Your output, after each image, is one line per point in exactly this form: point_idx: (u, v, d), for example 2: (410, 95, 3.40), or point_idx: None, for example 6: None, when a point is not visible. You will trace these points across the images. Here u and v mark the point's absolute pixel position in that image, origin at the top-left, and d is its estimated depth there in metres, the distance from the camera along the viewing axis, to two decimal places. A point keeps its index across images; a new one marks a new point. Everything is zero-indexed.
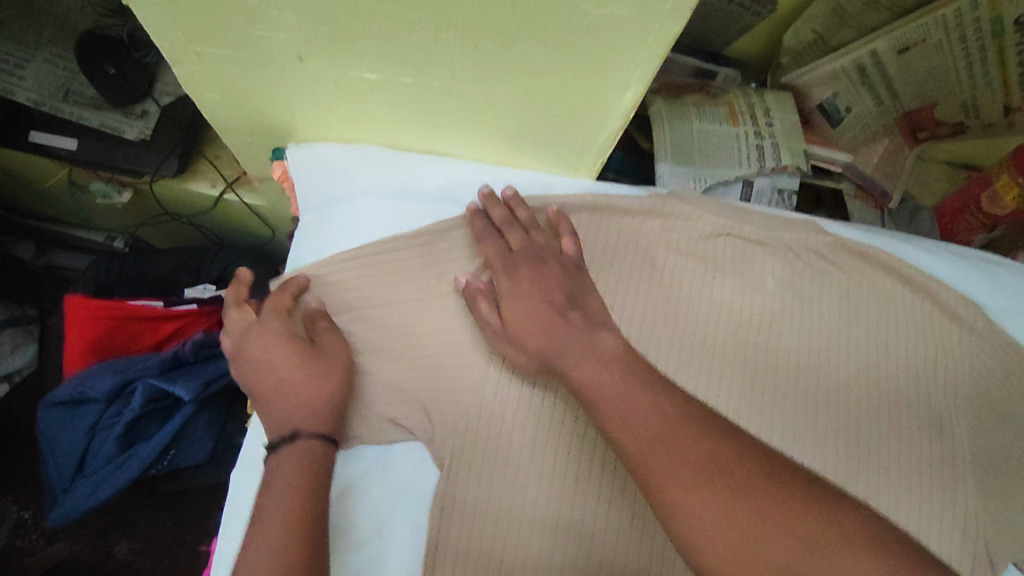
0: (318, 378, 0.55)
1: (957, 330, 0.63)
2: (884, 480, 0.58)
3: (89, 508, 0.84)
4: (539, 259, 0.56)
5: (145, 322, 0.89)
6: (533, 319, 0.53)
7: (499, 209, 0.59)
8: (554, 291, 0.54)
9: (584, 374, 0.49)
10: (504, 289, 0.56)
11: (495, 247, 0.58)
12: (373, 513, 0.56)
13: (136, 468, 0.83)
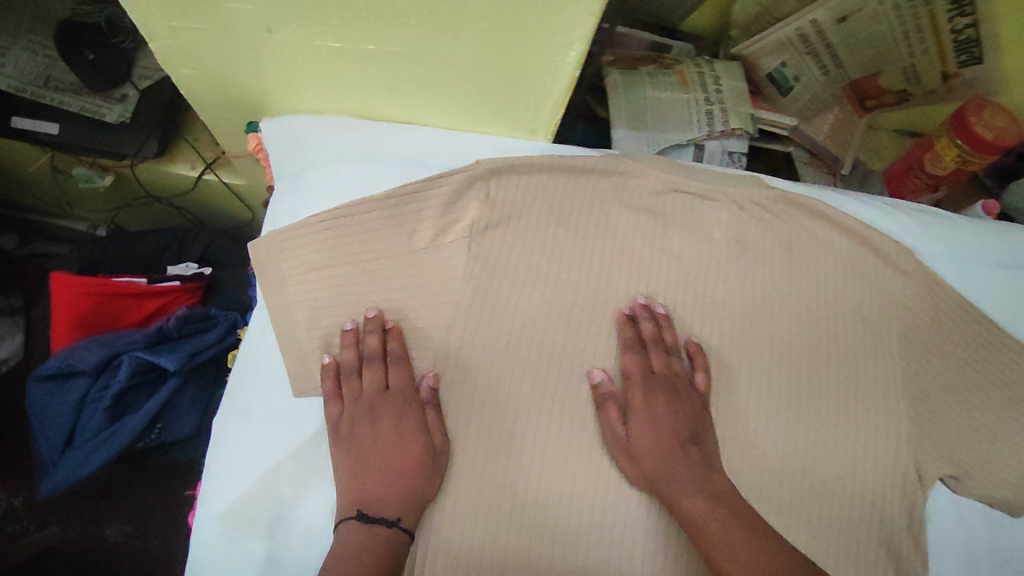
0: (386, 464, 0.57)
1: (890, 273, 0.69)
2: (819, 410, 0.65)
3: (79, 478, 0.87)
4: (675, 390, 0.62)
5: (130, 299, 0.92)
6: (658, 447, 0.59)
7: (650, 324, 0.64)
8: (673, 418, 0.61)
9: (695, 510, 0.56)
10: (635, 406, 0.62)
11: (375, 372, 0.60)
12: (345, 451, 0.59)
13: (124, 439, 0.86)
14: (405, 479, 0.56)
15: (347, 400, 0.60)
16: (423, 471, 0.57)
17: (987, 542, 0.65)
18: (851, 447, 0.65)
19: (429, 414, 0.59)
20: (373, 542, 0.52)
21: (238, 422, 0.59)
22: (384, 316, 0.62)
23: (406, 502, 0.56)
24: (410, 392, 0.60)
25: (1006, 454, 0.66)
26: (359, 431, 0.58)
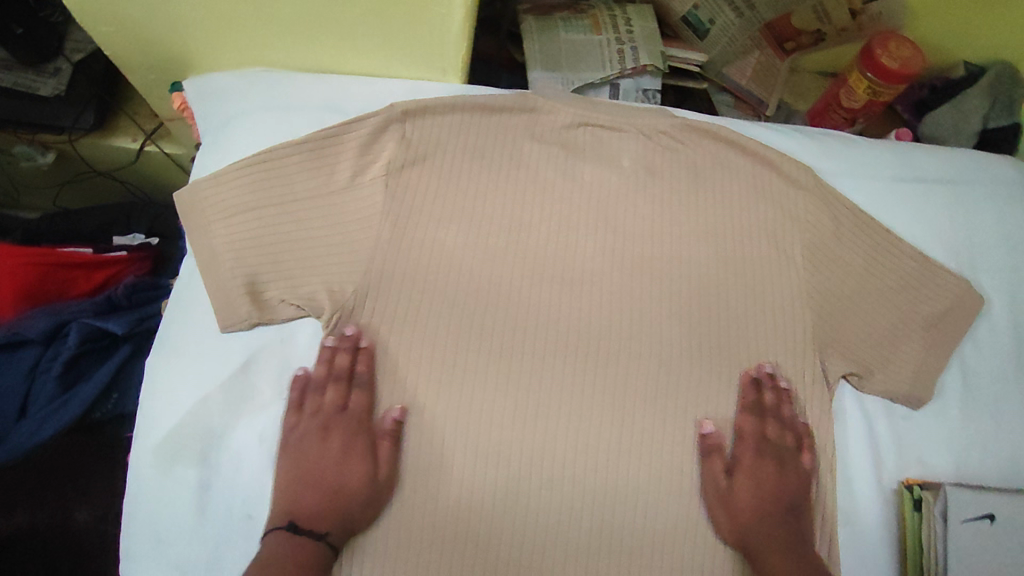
0: (329, 485, 0.58)
1: (791, 192, 0.73)
2: (730, 323, 0.69)
3: (31, 446, 0.86)
4: (783, 459, 0.66)
5: (77, 269, 0.94)
6: (758, 505, 0.63)
7: (771, 391, 0.67)
8: (781, 486, 0.64)
9: (779, 571, 0.60)
10: (742, 465, 0.65)
11: (337, 392, 0.61)
12: (272, 379, 0.62)
13: (78, 405, 0.88)
14: (345, 500, 0.58)
15: (304, 415, 0.61)
16: (366, 498, 0.58)
17: (890, 432, 0.69)
18: (761, 355, 0.69)
19: (383, 444, 0.60)
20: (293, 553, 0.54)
21: (168, 360, 0.62)
22: (362, 335, 0.63)
23: (337, 518, 0.57)
24: (363, 420, 0.61)
25: (906, 351, 0.71)
26: (306, 447, 0.60)
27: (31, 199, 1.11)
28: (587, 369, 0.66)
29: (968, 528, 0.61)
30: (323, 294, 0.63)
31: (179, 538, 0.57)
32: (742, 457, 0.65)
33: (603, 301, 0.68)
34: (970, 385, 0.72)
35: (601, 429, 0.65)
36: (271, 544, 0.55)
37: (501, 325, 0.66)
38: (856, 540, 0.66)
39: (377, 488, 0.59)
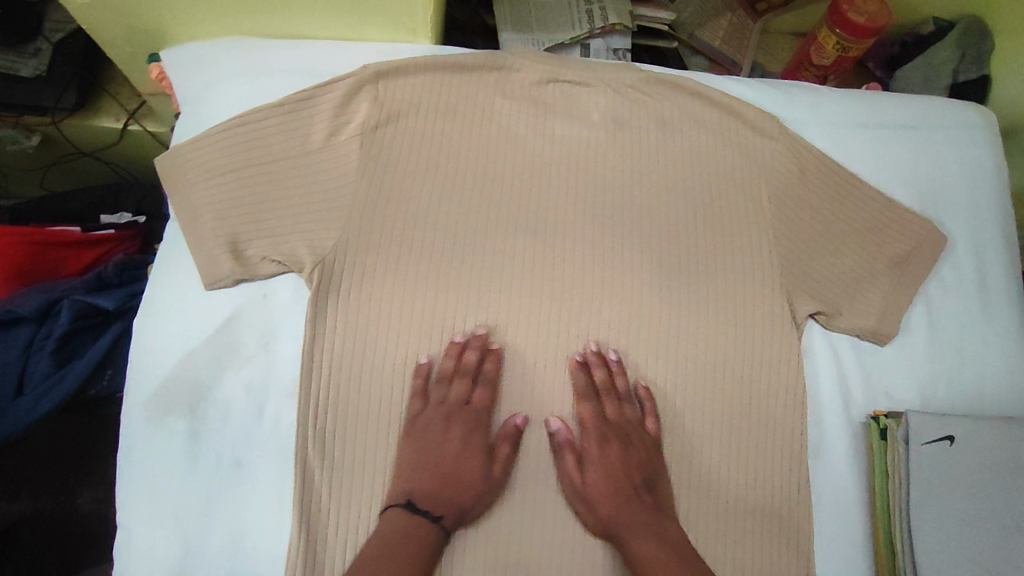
0: (465, 472, 0.61)
1: (759, 140, 0.76)
2: (701, 268, 0.71)
3: (27, 426, 0.85)
4: (627, 439, 0.65)
5: (66, 249, 0.95)
6: (617, 486, 0.62)
7: (600, 370, 0.67)
8: (618, 471, 0.63)
9: (643, 556, 0.58)
10: (589, 452, 0.64)
11: (476, 387, 0.65)
12: (256, 334, 0.63)
13: (72, 382, 0.87)
14: (460, 490, 0.60)
15: (428, 403, 0.63)
16: (479, 494, 0.62)
17: (858, 368, 0.72)
18: (732, 298, 0.71)
19: (502, 447, 0.63)
20: (408, 535, 0.57)
21: (153, 320, 0.64)
22: (490, 337, 0.67)
23: (444, 507, 0.60)
24: (485, 416, 0.64)
25: (873, 291, 0.73)
26: (430, 435, 0.62)
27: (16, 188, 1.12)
28: (563, 315, 0.68)
29: (928, 450, 0.62)
30: (303, 250, 0.64)
31: (171, 488, 0.59)
32: (584, 450, 0.64)
33: (577, 251, 0.70)
34: (935, 321, 0.75)
35: (578, 371, 0.67)
36: (388, 525, 0.57)
37: (480, 276, 0.68)
38: (826, 474, 0.69)
39: (488, 483, 0.62)
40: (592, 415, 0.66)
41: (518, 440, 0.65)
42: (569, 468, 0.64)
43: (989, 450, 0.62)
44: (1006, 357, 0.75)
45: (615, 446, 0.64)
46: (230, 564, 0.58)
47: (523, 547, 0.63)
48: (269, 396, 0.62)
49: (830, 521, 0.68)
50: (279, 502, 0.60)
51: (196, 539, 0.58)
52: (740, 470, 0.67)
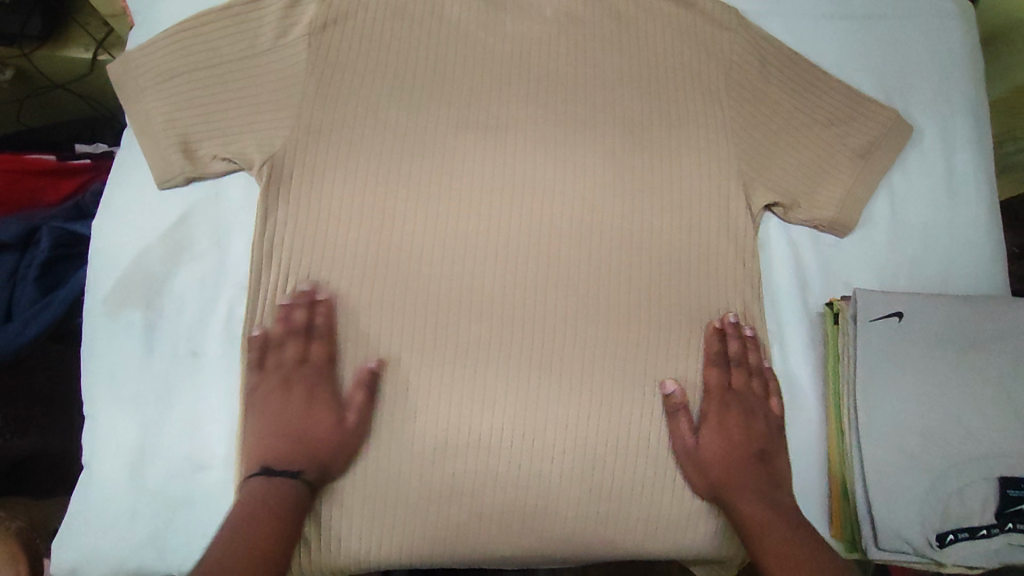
0: (327, 425, 0.59)
1: (716, 31, 0.73)
2: (658, 160, 0.70)
3: (19, 346, 0.90)
4: (752, 409, 0.65)
5: (44, 177, 0.96)
6: (730, 453, 0.62)
7: (736, 341, 0.66)
8: (728, 442, 0.63)
9: (753, 518, 0.59)
10: (708, 421, 0.64)
11: (295, 347, 0.61)
12: (209, 230, 0.65)
13: (59, 307, 0.91)
14: (321, 446, 0.58)
15: (265, 373, 0.61)
16: (336, 446, 0.59)
17: (816, 260, 0.72)
18: (687, 190, 0.70)
19: (355, 396, 0.61)
20: (280, 498, 0.54)
21: (112, 220, 0.65)
22: (317, 290, 0.63)
23: (317, 468, 0.58)
24: (320, 373, 0.61)
25: (835, 181, 0.72)
26: (272, 399, 0.60)
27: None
28: (517, 209, 0.68)
29: (877, 327, 0.61)
30: (253, 149, 0.65)
31: (131, 377, 0.61)
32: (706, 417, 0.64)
33: (529, 146, 0.69)
34: (897, 211, 0.74)
35: (530, 263, 0.66)
36: (263, 489, 0.54)
37: (428, 170, 0.67)
38: (781, 361, 0.69)
39: (352, 444, 0.60)
40: (717, 387, 0.65)
41: (376, 385, 0.62)
42: (687, 428, 0.63)
43: (937, 324, 0.61)
44: (971, 248, 0.73)
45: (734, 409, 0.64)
46: (188, 446, 0.60)
47: (476, 436, 0.63)
48: (223, 289, 0.64)
49: (787, 409, 0.68)
50: (234, 389, 0.62)
51: (156, 424, 0.60)
52: (697, 359, 0.67)
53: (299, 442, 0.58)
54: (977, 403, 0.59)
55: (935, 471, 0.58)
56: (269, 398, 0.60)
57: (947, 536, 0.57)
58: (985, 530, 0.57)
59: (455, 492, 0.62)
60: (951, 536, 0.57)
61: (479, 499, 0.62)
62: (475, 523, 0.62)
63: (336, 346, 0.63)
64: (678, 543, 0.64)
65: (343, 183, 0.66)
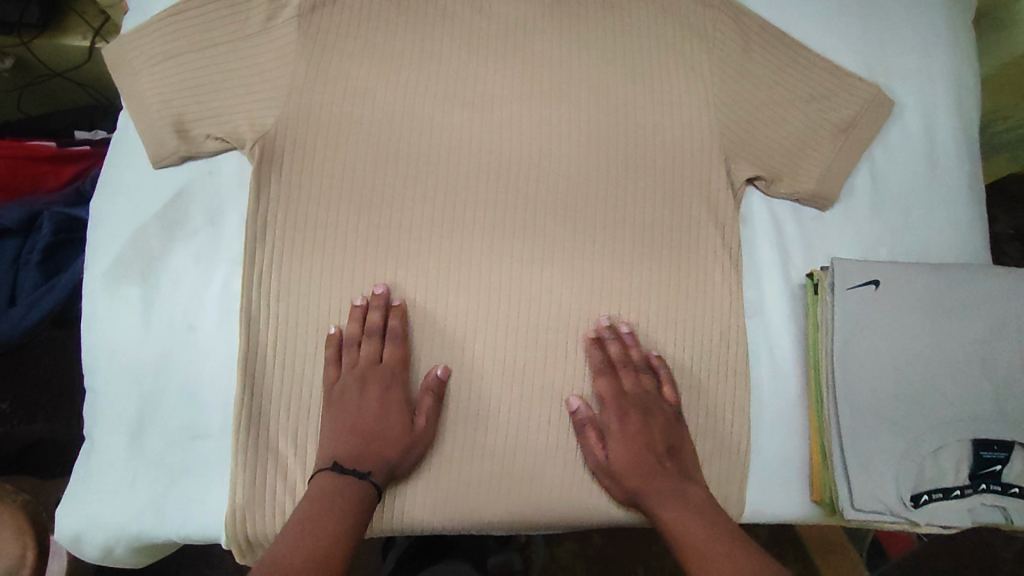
0: (399, 430, 0.62)
1: (700, 9, 0.75)
2: (642, 138, 0.72)
3: (24, 330, 0.93)
4: (648, 409, 0.65)
5: (45, 164, 0.98)
6: (638, 457, 0.63)
7: (615, 343, 0.66)
8: (626, 446, 0.63)
9: (671, 518, 0.59)
10: (609, 431, 0.64)
11: (372, 346, 0.64)
12: (203, 206, 0.67)
13: (61, 291, 0.94)
14: (388, 447, 0.61)
15: (343, 368, 0.64)
16: (404, 447, 0.62)
17: (798, 232, 0.73)
18: (670, 165, 0.71)
19: (425, 399, 0.63)
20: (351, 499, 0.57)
21: (109, 198, 0.67)
22: (391, 293, 0.66)
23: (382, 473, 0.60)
24: (401, 373, 0.64)
25: (816, 155, 0.73)
26: (348, 398, 0.63)
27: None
28: (504, 186, 0.69)
29: (855, 295, 0.62)
30: (245, 129, 0.67)
31: (128, 349, 0.63)
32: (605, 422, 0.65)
33: (515, 124, 0.71)
34: (879, 184, 0.75)
35: (517, 238, 0.68)
36: (334, 489, 0.57)
37: (418, 150, 0.69)
38: (764, 330, 0.71)
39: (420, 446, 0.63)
40: (613, 395, 0.65)
41: (443, 390, 0.64)
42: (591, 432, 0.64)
43: (913, 291, 0.62)
44: (951, 219, 0.75)
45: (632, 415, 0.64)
46: (185, 415, 0.62)
47: (466, 406, 0.65)
48: (217, 264, 0.66)
49: (768, 376, 0.69)
50: (229, 360, 0.64)
51: (153, 394, 0.62)
52: (679, 330, 0.69)
53: (371, 441, 0.61)
54: (952, 367, 0.61)
55: (907, 434, 0.60)
56: (360, 395, 0.63)
57: (922, 497, 0.59)
58: (958, 491, 0.59)
59: (444, 458, 0.64)
60: (926, 497, 0.59)
61: (468, 464, 0.64)
62: (464, 490, 0.64)
63: (410, 349, 0.66)
64: None
65: (334, 163, 0.67)
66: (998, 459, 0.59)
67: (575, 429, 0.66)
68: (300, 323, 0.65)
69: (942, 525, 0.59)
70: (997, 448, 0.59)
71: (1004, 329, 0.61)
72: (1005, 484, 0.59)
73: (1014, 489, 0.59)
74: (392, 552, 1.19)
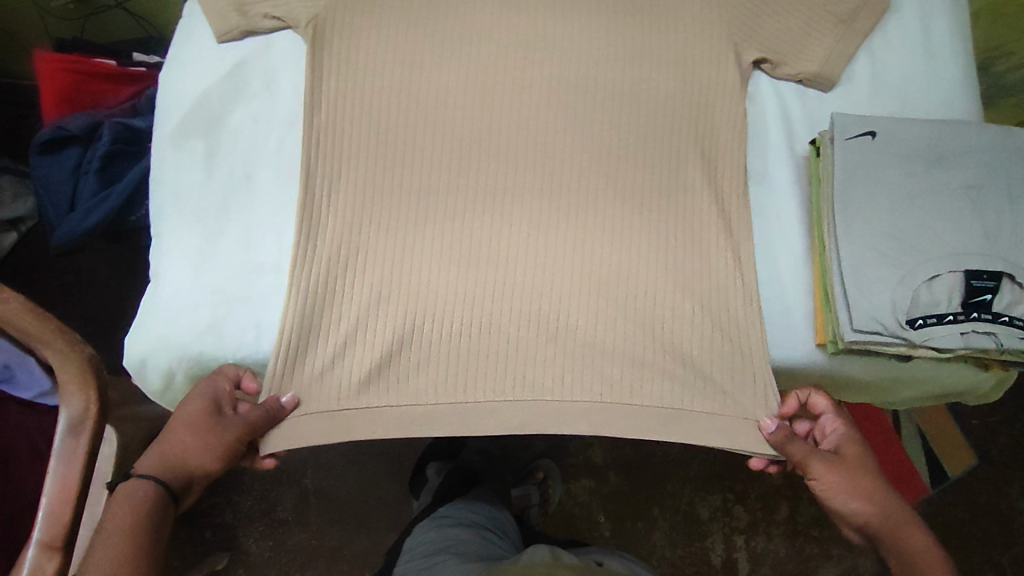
0: (186, 421, 0.64)
1: None
2: (659, 27, 0.77)
3: (83, 232, 0.99)
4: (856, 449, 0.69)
5: (106, 82, 1.06)
6: (855, 486, 0.66)
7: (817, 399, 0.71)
8: (854, 468, 0.67)
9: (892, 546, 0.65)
10: (831, 461, 0.68)
11: (215, 382, 0.67)
12: (261, 79, 0.76)
13: (116, 200, 0.99)
14: (194, 441, 0.63)
15: (189, 404, 0.65)
16: (207, 437, 0.64)
17: (801, 109, 0.80)
18: (683, 51, 0.77)
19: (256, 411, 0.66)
20: (146, 500, 0.59)
21: (177, 69, 0.76)
22: (397, 176, 0.73)
23: (172, 471, 0.62)
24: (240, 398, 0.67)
25: (822, 41, 0.78)
26: (177, 421, 0.64)
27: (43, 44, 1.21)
28: (527, 71, 0.76)
29: (853, 144, 0.68)
30: (300, 11, 0.73)
31: (193, 195, 0.72)
32: (845, 450, 0.69)
33: (540, 15, 0.77)
34: (878, 70, 0.80)
35: (537, 119, 0.75)
36: (107, 508, 0.57)
37: (448, 40, 0.76)
38: (768, 195, 0.77)
39: (225, 441, 0.64)
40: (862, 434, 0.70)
41: (442, 259, 0.72)
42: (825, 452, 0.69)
43: (906, 140, 0.68)
44: (948, 103, 0.80)
45: (864, 445, 0.69)
46: (242, 254, 0.71)
47: (491, 262, 0.72)
48: (273, 127, 0.75)
49: (776, 236, 0.75)
50: (282, 210, 0.73)
51: (214, 234, 0.71)
52: (690, 195, 0.74)
53: (175, 444, 0.63)
54: (946, 207, 0.66)
55: (902, 268, 0.65)
56: (193, 407, 0.64)
57: (917, 322, 0.64)
58: (951, 317, 0.64)
59: (475, 305, 0.72)
60: (921, 321, 0.64)
61: (494, 312, 0.72)
62: (488, 333, 0.71)
63: (364, 236, 0.72)
64: (674, 354, 0.71)
65: (376, 48, 0.74)
66: (988, 288, 0.64)
67: (596, 284, 0.72)
68: (347, 187, 0.73)
69: (935, 347, 0.64)
70: (987, 277, 0.64)
71: (992, 176, 0.67)
72: (995, 313, 0.64)
73: (1003, 317, 0.64)
74: (426, 487, 1.20)
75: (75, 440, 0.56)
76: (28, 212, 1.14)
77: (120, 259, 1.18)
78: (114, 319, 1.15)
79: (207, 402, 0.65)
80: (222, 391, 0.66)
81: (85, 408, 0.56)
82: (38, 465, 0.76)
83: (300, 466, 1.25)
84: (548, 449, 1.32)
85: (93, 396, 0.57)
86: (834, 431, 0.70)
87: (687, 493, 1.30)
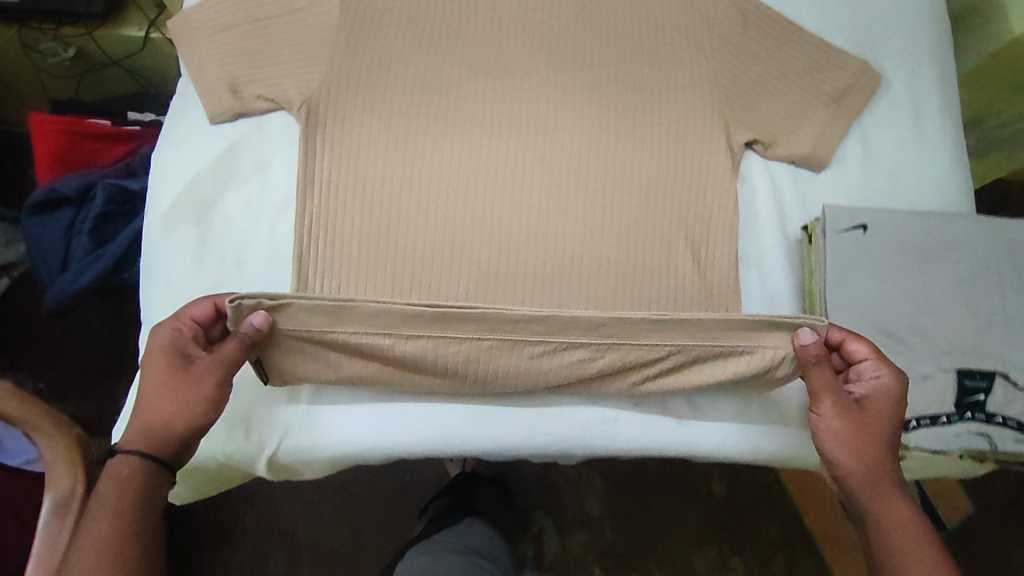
0: (153, 382, 0.61)
1: None
2: (651, 107, 0.78)
3: (76, 292, 0.99)
4: (889, 409, 0.62)
5: (99, 142, 1.06)
6: (863, 448, 0.61)
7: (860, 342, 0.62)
8: (868, 424, 0.62)
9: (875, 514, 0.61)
10: (851, 411, 0.62)
11: (167, 332, 0.62)
12: (255, 160, 0.76)
13: (108, 259, 0.99)
14: (168, 406, 0.61)
15: (151, 363, 0.62)
16: (179, 395, 0.61)
17: (794, 193, 0.79)
18: (673, 128, 0.77)
19: (224, 347, 0.62)
20: (133, 478, 0.60)
21: (172, 150, 0.76)
22: (388, 258, 0.73)
23: (156, 440, 0.61)
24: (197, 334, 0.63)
25: (811, 123, 0.79)
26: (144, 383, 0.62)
27: (37, 95, 1.21)
28: (519, 151, 0.76)
29: (846, 239, 0.67)
30: (293, 92, 0.74)
31: (184, 280, 0.72)
32: (871, 401, 0.63)
33: (531, 94, 0.77)
34: (870, 151, 0.81)
35: (529, 198, 0.75)
36: (95, 489, 0.59)
37: (440, 120, 0.76)
38: (760, 281, 0.77)
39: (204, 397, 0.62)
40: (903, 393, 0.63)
41: None
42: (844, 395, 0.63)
43: (900, 234, 0.67)
44: (939, 185, 0.81)
45: (897, 408, 0.62)
46: None
47: None
48: (265, 213, 0.75)
49: None
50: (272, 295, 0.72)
51: None
52: (682, 279, 0.74)
53: (148, 408, 0.61)
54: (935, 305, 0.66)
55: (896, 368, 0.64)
56: (154, 361, 0.62)
57: (911, 423, 0.64)
58: (945, 417, 0.64)
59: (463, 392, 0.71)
60: (914, 423, 0.64)
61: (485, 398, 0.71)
62: (479, 419, 0.71)
63: None
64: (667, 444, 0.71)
65: (370, 127, 0.74)
66: (981, 388, 0.64)
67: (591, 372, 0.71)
68: (340, 272, 0.72)
69: (929, 449, 0.64)
70: (979, 377, 0.64)
71: (983, 274, 0.67)
72: (989, 413, 0.64)
73: (997, 417, 0.64)
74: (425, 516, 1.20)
75: (61, 520, 0.63)
76: (20, 257, 1.14)
77: (111, 314, 1.18)
78: (105, 373, 1.15)
79: (170, 355, 0.62)
80: (184, 336, 0.63)
81: (72, 489, 0.64)
82: (24, 541, 0.76)
83: (291, 519, 1.24)
84: (543, 502, 1.30)
85: (80, 477, 0.65)
86: (868, 380, 0.63)
87: (683, 548, 1.28)
